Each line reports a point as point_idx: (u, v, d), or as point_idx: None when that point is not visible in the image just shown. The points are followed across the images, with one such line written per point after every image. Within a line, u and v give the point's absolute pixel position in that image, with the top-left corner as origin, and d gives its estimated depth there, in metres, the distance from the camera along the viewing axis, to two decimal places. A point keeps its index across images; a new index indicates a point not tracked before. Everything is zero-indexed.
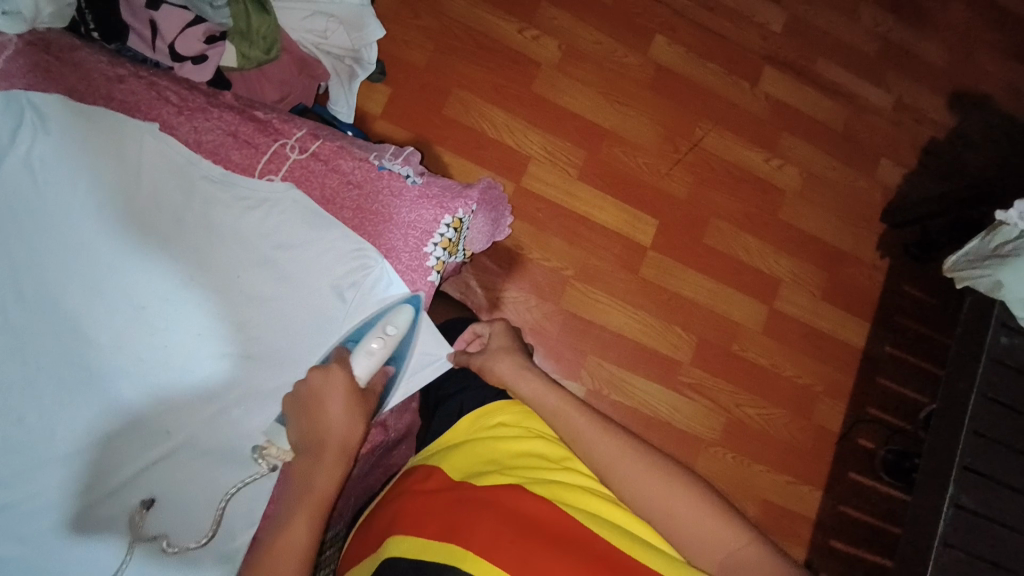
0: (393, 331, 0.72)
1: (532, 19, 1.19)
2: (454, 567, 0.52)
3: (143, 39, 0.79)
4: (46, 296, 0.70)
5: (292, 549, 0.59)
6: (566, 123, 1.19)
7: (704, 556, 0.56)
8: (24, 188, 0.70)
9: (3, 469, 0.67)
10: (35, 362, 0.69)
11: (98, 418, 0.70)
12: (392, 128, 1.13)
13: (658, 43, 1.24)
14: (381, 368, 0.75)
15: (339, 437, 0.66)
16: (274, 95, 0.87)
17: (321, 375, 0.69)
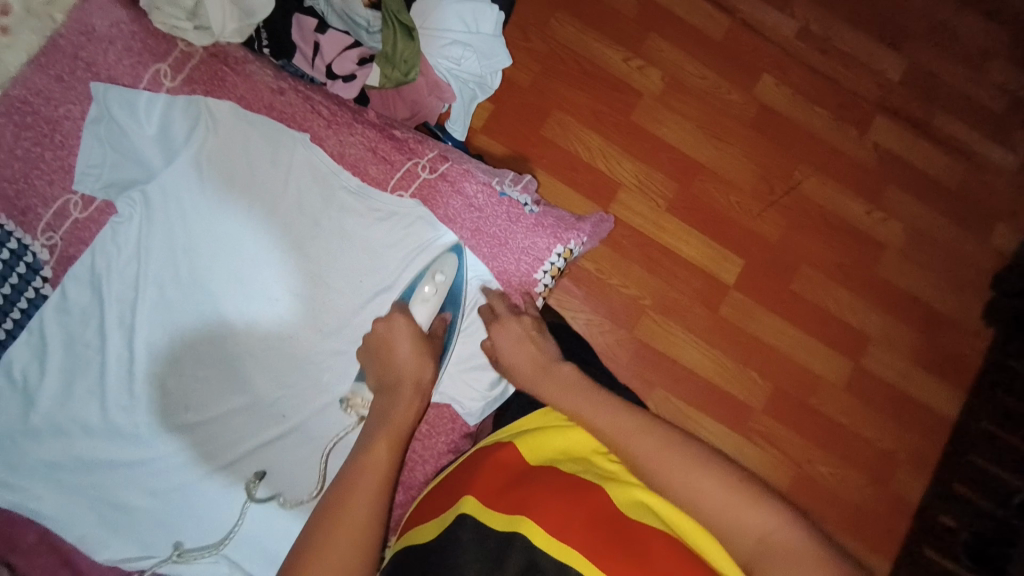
0: (444, 278, 0.77)
1: (638, 49, 1.20)
2: (524, 538, 0.54)
3: (304, 57, 0.88)
4: (196, 278, 0.78)
5: (377, 468, 0.61)
6: (661, 154, 1.19)
7: (735, 541, 0.52)
8: (192, 181, 0.78)
9: (143, 428, 0.75)
10: (180, 337, 0.77)
11: (224, 394, 0.76)
12: (490, 143, 1.17)
13: (764, 82, 1.22)
14: (439, 316, 0.77)
15: (412, 373, 0.70)
16: (404, 112, 0.93)
17: (385, 324, 0.74)
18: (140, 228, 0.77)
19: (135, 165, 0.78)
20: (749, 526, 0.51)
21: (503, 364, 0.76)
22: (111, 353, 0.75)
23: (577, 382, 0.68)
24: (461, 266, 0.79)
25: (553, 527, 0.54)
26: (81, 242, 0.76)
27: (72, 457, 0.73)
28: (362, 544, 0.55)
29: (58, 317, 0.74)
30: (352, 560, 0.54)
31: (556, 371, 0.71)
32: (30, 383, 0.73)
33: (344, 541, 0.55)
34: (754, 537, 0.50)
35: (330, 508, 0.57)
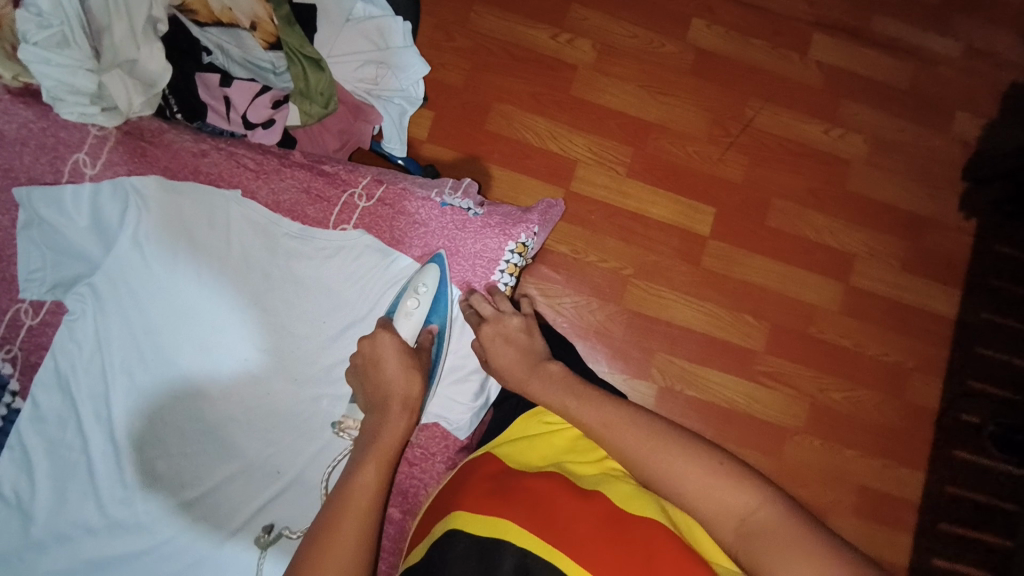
0: (426, 291, 0.77)
1: (564, 23, 1.19)
2: (510, 543, 0.53)
3: (218, 113, 0.86)
4: (163, 358, 0.77)
5: (366, 492, 0.59)
6: (610, 122, 1.18)
7: (721, 525, 0.53)
8: (137, 263, 0.78)
9: (145, 515, 0.74)
10: (161, 417, 0.77)
11: (218, 462, 0.76)
12: (439, 150, 1.16)
13: (696, 26, 1.21)
14: (426, 329, 0.78)
15: (401, 392, 0.69)
16: (334, 143, 0.92)
17: (370, 342, 0.73)
18: (96, 320, 0.77)
19: (75, 261, 0.77)
20: (731, 508, 0.52)
21: (495, 369, 0.74)
22: (96, 451, 0.75)
23: (559, 382, 0.68)
24: (444, 276, 0.80)
25: (538, 527, 0.53)
26: (39, 348, 0.76)
27: (82, 560, 0.72)
28: (352, 571, 0.53)
29: (34, 428, 0.74)
30: None
31: (546, 371, 0.70)
32: (22, 498, 0.73)
33: (340, 563, 0.53)
34: (738, 519, 0.52)
35: (314, 537, 0.55)
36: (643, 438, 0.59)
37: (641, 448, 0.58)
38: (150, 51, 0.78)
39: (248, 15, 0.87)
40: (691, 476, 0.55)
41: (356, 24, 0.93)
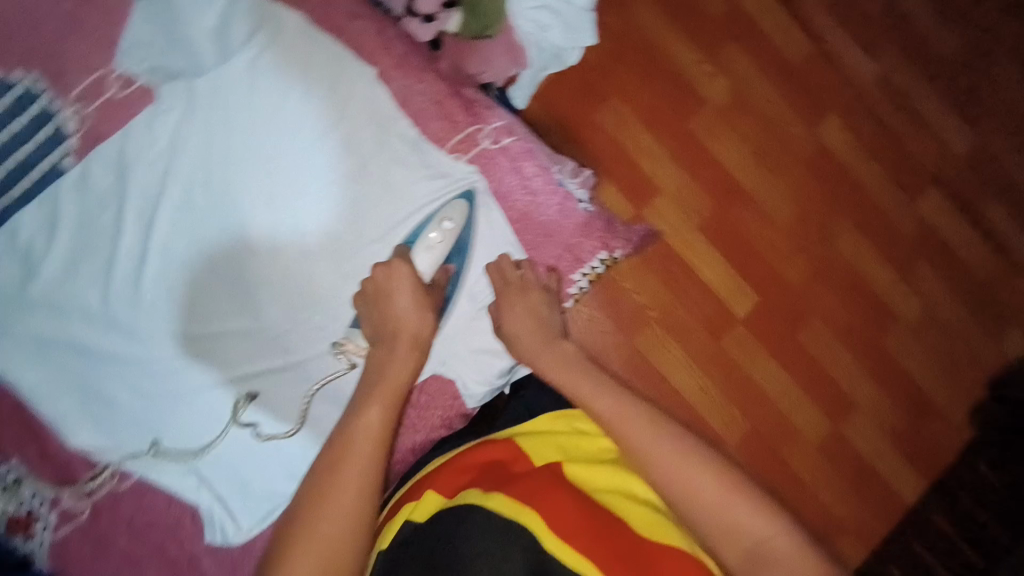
0: (450, 227, 0.75)
1: (716, 56, 1.15)
2: (527, 527, 0.56)
3: None
4: (227, 189, 0.73)
5: (370, 431, 0.66)
6: (707, 170, 1.15)
7: (729, 545, 0.60)
8: (244, 85, 0.72)
9: (141, 327, 0.72)
10: (197, 246, 0.73)
11: (231, 315, 0.73)
12: (542, 114, 1.12)
13: (830, 123, 1.18)
14: (443, 266, 0.76)
15: (411, 329, 0.72)
16: (473, 68, 0.87)
17: (385, 271, 0.73)
18: (179, 120, 0.72)
19: (184, 53, 0.72)
20: (746, 528, 0.60)
21: (510, 337, 0.77)
22: (122, 244, 0.71)
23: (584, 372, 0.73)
24: (472, 214, 0.77)
25: (556, 523, 0.56)
26: (111, 121, 0.71)
27: (63, 338, 0.71)
28: (356, 509, 0.61)
29: (75, 193, 0.71)
30: (348, 525, 0.60)
31: (560, 349, 0.77)
32: (32, 251, 0.70)
33: (349, 500, 0.61)
34: (749, 541, 0.60)
35: (325, 469, 0.63)
36: (667, 454, 0.64)
37: (662, 456, 0.64)
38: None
39: None
40: (709, 493, 0.62)
41: None
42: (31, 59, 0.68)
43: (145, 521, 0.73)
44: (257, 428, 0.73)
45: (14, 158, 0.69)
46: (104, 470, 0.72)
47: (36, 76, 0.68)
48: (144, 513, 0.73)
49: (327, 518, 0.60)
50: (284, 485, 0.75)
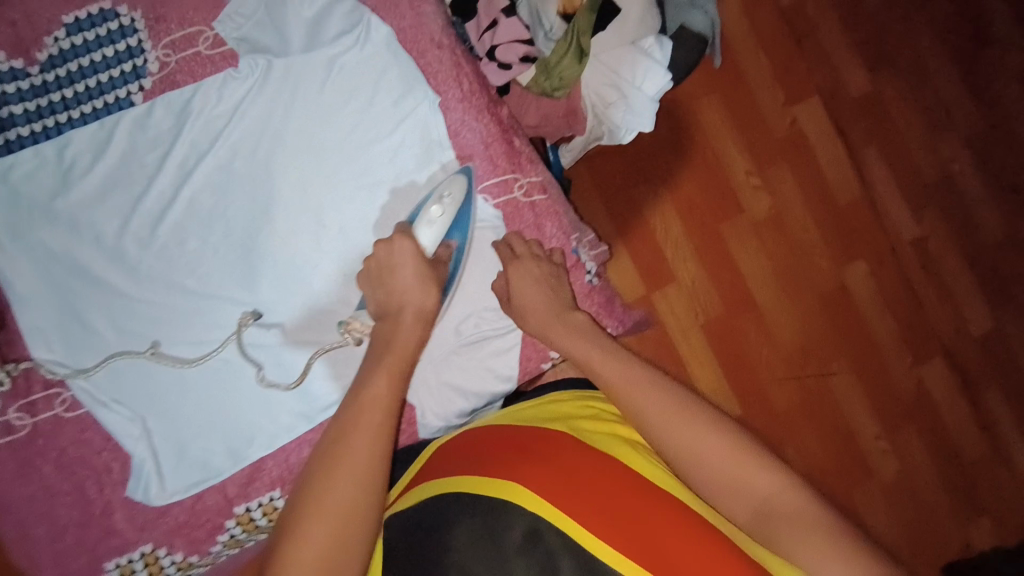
0: (451, 201, 0.75)
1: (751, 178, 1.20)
2: (519, 506, 0.60)
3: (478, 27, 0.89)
4: (269, 167, 0.77)
5: (375, 402, 0.65)
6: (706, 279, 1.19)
7: (734, 507, 0.63)
8: (317, 80, 0.77)
9: (144, 266, 0.76)
10: (224, 208, 0.77)
11: (230, 281, 0.77)
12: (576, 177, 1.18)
13: None
14: (444, 242, 0.76)
15: (414, 305, 0.71)
16: (531, 119, 0.91)
17: (386, 248, 0.73)
18: (248, 92, 0.77)
19: (274, 36, 0.77)
20: (754, 489, 0.62)
21: (517, 307, 0.77)
22: (156, 186, 0.76)
23: (586, 338, 0.75)
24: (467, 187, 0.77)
25: (547, 492, 0.60)
26: (190, 74, 0.76)
27: (71, 256, 0.75)
28: (365, 477, 0.61)
29: (131, 127, 0.75)
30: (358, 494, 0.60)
31: (572, 319, 0.77)
32: (74, 167, 0.75)
33: (354, 467, 0.61)
34: (756, 496, 0.62)
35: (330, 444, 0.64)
36: (674, 414, 0.67)
37: (666, 419, 0.67)
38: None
39: None
40: (715, 455, 0.64)
41: (637, 51, 0.89)
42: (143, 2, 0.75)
43: (77, 456, 0.75)
44: (261, 372, 0.76)
45: (92, 80, 0.75)
46: (57, 396, 0.75)
47: (139, 18, 0.75)
48: (80, 444, 0.75)
49: (339, 487, 0.60)
50: (220, 460, 0.77)
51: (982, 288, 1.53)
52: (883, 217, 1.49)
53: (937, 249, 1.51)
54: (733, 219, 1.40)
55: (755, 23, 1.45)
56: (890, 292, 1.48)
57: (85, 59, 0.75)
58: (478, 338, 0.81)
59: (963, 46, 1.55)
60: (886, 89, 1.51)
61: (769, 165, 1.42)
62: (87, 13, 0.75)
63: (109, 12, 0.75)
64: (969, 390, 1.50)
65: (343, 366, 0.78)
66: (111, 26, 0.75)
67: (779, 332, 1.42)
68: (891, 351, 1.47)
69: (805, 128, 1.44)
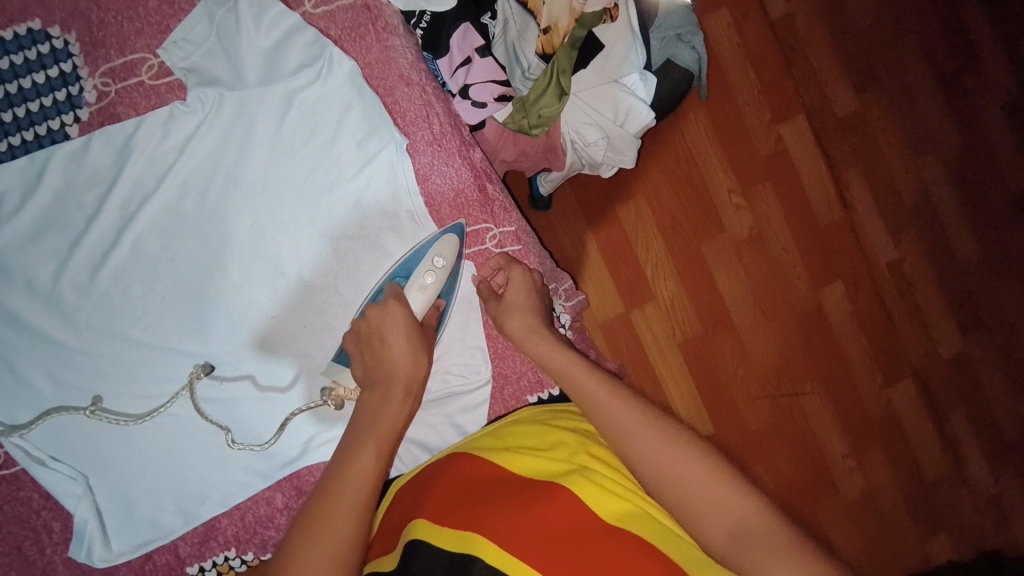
0: (443, 264, 0.70)
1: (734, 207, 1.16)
2: (479, 559, 0.54)
3: (450, 62, 0.79)
4: (220, 210, 0.71)
5: (360, 471, 0.60)
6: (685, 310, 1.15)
7: (711, 531, 0.55)
8: (276, 118, 0.72)
9: (83, 314, 0.70)
10: (172, 253, 0.71)
11: (178, 331, 0.71)
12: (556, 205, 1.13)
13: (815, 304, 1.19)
14: (433, 304, 0.72)
15: (405, 377, 0.67)
16: (508, 154, 0.86)
17: (379, 312, 0.68)
18: (198, 127, 0.70)
19: (227, 66, 0.71)
20: (732, 509, 0.55)
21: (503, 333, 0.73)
22: (96, 228, 0.69)
23: (560, 350, 0.70)
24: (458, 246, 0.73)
25: (505, 539, 0.55)
26: (132, 107, 0.69)
27: (1, 303, 0.68)
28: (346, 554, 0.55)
29: (66, 163, 0.68)
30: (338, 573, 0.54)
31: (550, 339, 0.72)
32: (3, 207, 0.68)
33: (335, 542, 0.55)
34: (733, 518, 0.55)
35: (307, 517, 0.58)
36: (642, 426, 0.62)
37: (635, 429, 0.62)
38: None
39: (548, 19, 0.79)
40: (688, 469, 0.58)
41: (620, 88, 0.85)
42: (77, 24, 0.68)
43: (14, 514, 0.68)
44: (230, 436, 0.70)
45: (21, 109, 0.68)
46: None
47: (74, 41, 0.68)
48: (15, 503, 0.68)
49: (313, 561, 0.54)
50: (170, 518, 0.72)
51: (953, 311, 1.54)
52: (862, 240, 1.48)
53: (913, 272, 1.51)
54: (713, 238, 1.36)
55: (743, 35, 1.40)
56: (865, 315, 1.47)
57: (13, 85, 0.67)
58: (449, 395, 0.76)
59: (947, 66, 1.53)
60: (869, 108, 1.49)
61: (751, 185, 1.38)
62: (14, 33, 0.67)
63: (39, 33, 0.67)
64: (934, 411, 1.52)
65: (303, 431, 0.74)
66: (42, 49, 0.68)
67: (756, 353, 1.40)
68: (863, 375, 1.47)
69: (790, 148, 1.41)
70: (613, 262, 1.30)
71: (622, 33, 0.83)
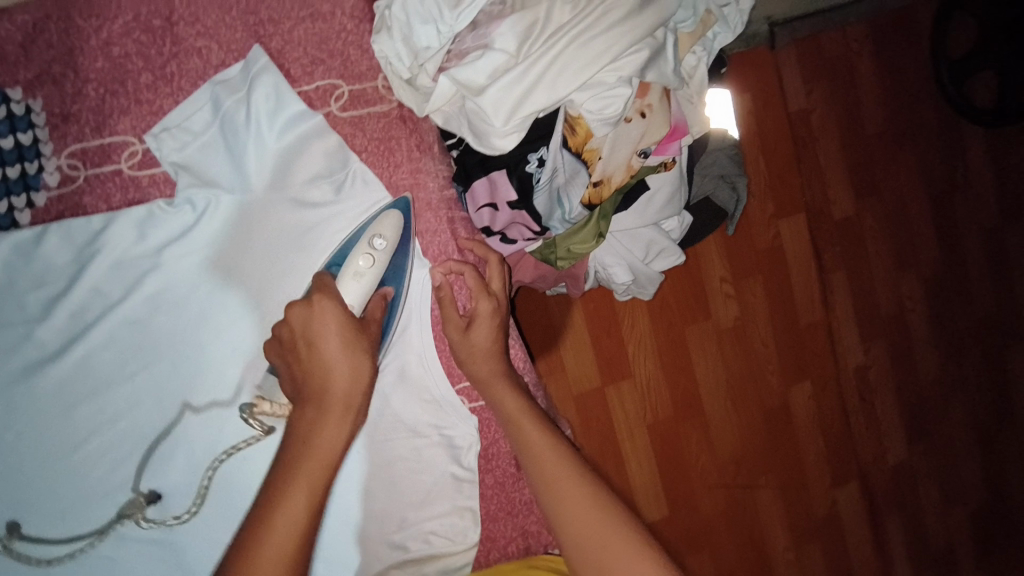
0: (383, 247, 0.60)
1: (706, 303, 1.23)
2: None
3: (475, 202, 0.68)
4: (198, 329, 0.61)
5: None
6: (623, 383, 1.17)
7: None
8: (283, 230, 0.62)
9: (10, 434, 0.59)
10: (130, 373, 0.60)
11: (124, 465, 0.60)
12: (550, 312, 1.12)
13: (738, 398, 1.27)
14: (378, 292, 0.61)
15: (342, 387, 0.54)
16: (526, 274, 0.80)
17: (303, 312, 0.56)
18: (188, 231, 0.60)
19: (228, 167, 0.60)
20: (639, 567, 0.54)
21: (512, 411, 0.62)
22: (40, 335, 0.58)
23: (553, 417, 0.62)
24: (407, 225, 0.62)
25: None
26: (103, 200, 0.58)
27: None
28: None
29: (10, 257, 0.56)
30: None
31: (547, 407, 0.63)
32: None
33: None
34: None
35: None
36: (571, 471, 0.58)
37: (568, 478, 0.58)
38: (503, 93, 0.57)
39: (606, 170, 0.67)
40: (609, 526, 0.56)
41: (657, 232, 0.82)
42: (46, 94, 0.56)
43: None
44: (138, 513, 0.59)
45: None
46: None
47: (39, 109, 0.56)
48: None
49: None
50: None
51: (903, 419, 1.43)
52: (836, 344, 1.36)
53: (878, 384, 1.40)
54: (698, 324, 1.23)
55: (760, 124, 1.26)
56: (828, 419, 1.35)
57: None
58: (426, 559, 0.67)
59: (971, 180, 1.43)
60: (865, 216, 1.36)
61: (743, 276, 1.25)
62: None
63: None
64: (876, 531, 1.40)
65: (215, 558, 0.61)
66: None
67: (723, 444, 1.26)
68: (815, 482, 1.34)
69: (788, 250, 1.28)
70: (596, 336, 1.14)
71: (671, 178, 0.76)
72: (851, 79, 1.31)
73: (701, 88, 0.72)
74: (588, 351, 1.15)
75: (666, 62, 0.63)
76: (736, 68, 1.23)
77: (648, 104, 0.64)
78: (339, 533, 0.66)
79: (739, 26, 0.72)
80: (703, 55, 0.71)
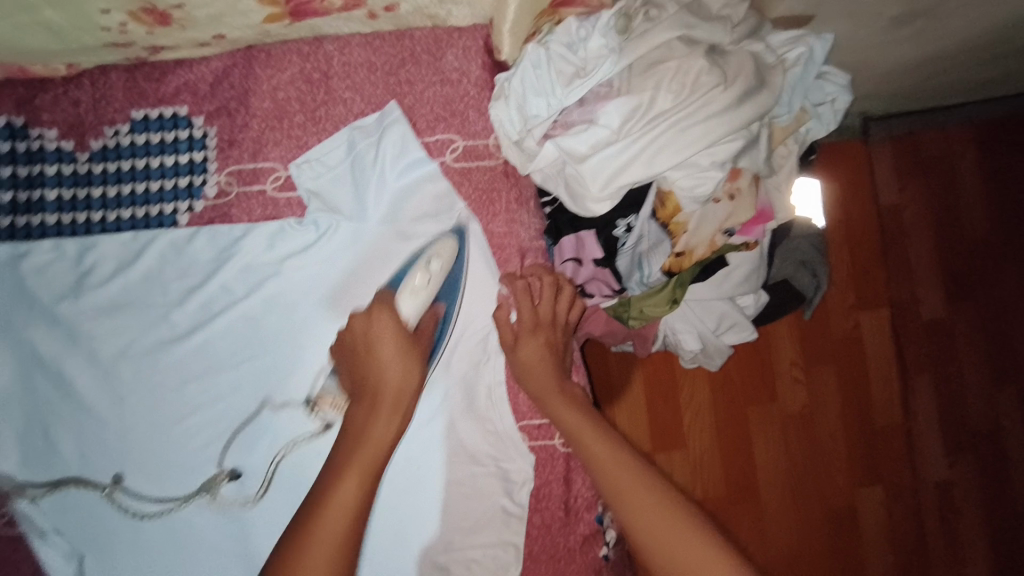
0: (439, 267, 0.66)
1: (772, 384, 1.20)
2: None
3: (561, 256, 0.72)
4: (300, 333, 0.69)
5: None
6: (676, 452, 1.16)
7: None
8: (386, 256, 0.69)
9: (131, 399, 0.67)
10: (237, 362, 0.69)
11: (218, 442, 0.68)
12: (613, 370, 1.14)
13: (799, 490, 1.21)
14: (430, 309, 0.67)
15: (393, 388, 0.61)
16: (597, 326, 0.82)
17: (365, 318, 0.64)
18: (308, 246, 0.69)
19: (350, 197, 0.69)
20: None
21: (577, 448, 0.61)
22: (174, 317, 0.68)
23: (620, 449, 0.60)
24: (461, 251, 0.69)
25: None
26: (246, 212, 0.68)
27: (56, 369, 0.67)
28: None
29: (166, 250, 0.67)
30: None
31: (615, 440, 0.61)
32: (93, 274, 0.67)
33: None
34: None
35: None
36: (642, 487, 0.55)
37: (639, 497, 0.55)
38: (604, 162, 0.62)
39: (690, 243, 0.69)
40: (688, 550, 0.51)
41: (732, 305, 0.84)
42: (220, 122, 0.68)
43: None
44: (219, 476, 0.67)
45: (142, 186, 0.68)
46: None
47: (213, 135, 0.68)
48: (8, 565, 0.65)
49: None
50: None
51: (997, 549, 1.26)
52: (915, 450, 1.26)
53: (964, 504, 1.26)
54: (761, 405, 1.19)
55: (847, 213, 1.25)
56: (899, 531, 1.25)
57: (141, 160, 0.68)
58: None
59: None
60: (962, 321, 1.26)
61: (815, 362, 1.22)
62: (159, 114, 0.68)
63: (183, 119, 0.68)
64: None
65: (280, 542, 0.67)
66: (180, 134, 0.68)
67: (777, 535, 1.20)
68: None
69: (867, 342, 1.24)
70: (654, 399, 1.15)
71: (751, 258, 0.78)
72: (953, 179, 1.25)
73: (790, 177, 0.74)
74: (644, 414, 1.15)
75: (759, 151, 0.66)
76: (826, 156, 1.25)
77: (738, 187, 0.68)
78: (391, 544, 0.70)
79: (831, 125, 0.76)
80: (795, 147, 0.74)
